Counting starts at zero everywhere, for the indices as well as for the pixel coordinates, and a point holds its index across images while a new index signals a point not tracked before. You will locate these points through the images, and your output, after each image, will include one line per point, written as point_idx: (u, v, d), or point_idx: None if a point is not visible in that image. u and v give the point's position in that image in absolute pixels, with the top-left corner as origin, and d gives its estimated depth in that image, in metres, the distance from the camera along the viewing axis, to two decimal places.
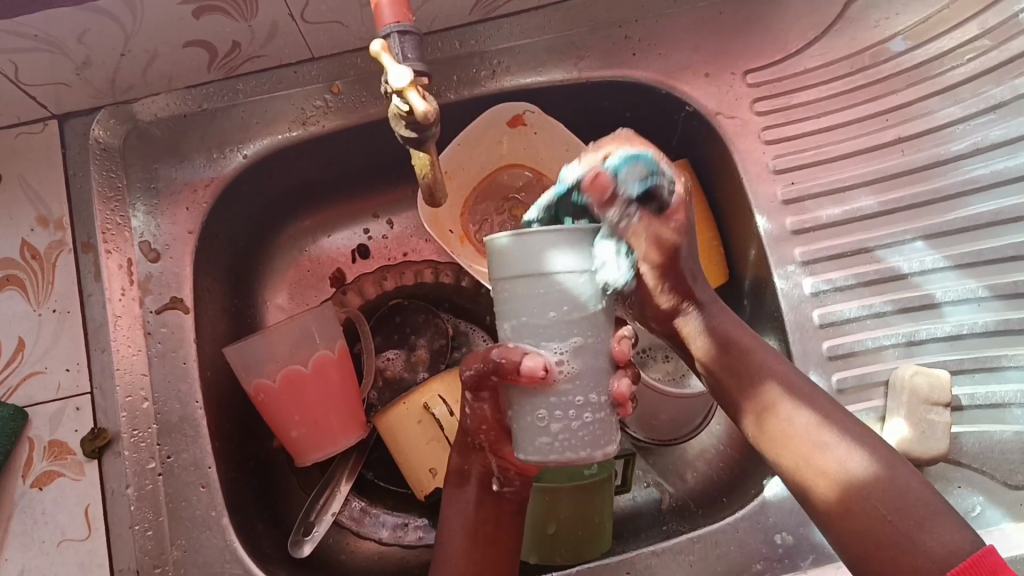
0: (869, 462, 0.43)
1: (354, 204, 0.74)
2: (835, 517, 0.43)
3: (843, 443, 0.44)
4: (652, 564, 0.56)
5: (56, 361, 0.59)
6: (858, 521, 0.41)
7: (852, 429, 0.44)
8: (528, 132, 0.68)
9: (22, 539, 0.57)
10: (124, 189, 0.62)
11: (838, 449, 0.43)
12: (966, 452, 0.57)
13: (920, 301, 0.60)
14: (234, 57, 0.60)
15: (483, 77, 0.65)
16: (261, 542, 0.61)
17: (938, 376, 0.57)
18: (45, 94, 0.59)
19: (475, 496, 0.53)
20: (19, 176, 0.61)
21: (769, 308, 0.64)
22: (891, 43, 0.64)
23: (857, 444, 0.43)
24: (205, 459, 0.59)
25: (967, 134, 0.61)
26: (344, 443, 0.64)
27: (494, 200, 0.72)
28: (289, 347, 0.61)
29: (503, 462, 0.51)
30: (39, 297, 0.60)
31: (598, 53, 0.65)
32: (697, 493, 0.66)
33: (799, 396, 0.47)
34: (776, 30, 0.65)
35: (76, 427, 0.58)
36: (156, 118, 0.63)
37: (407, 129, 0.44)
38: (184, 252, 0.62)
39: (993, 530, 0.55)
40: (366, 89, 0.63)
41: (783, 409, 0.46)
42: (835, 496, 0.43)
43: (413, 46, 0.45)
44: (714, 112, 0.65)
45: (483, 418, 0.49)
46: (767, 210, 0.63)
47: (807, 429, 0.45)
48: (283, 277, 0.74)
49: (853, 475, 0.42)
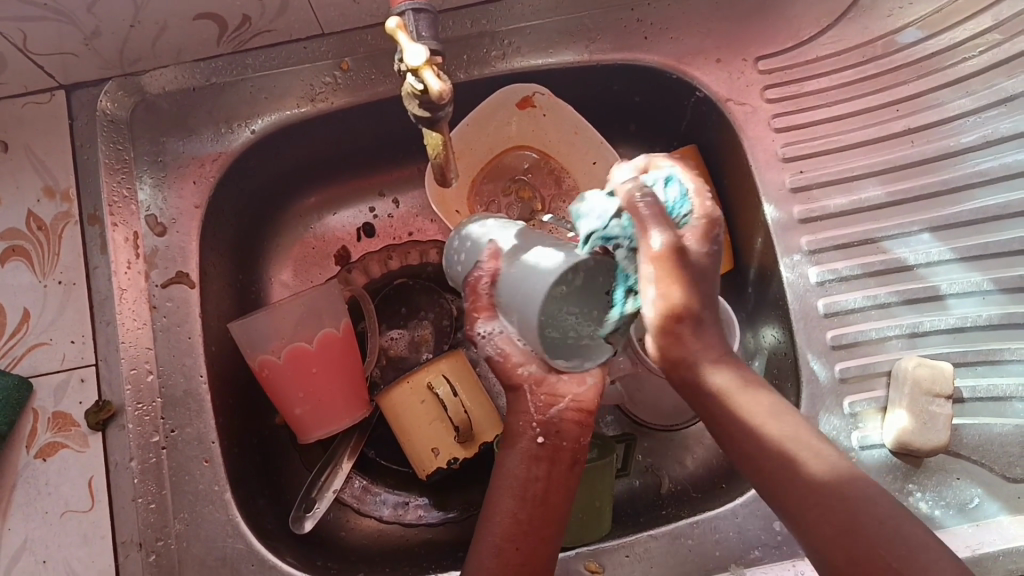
0: (788, 428, 0.42)
1: (360, 181, 0.74)
2: (759, 472, 0.42)
3: (773, 415, 0.42)
4: (649, 547, 0.57)
5: (61, 332, 0.59)
6: (806, 509, 0.40)
7: (769, 420, 0.42)
8: (537, 115, 0.68)
9: (25, 510, 0.57)
10: (131, 161, 0.62)
11: (764, 400, 0.43)
12: (965, 444, 0.57)
13: (925, 293, 0.60)
14: (243, 31, 0.60)
15: (493, 57, 0.64)
16: (262, 517, 0.61)
17: (941, 368, 0.56)
18: (52, 63, 0.59)
19: (524, 454, 0.50)
20: (25, 146, 0.61)
21: (775, 297, 0.64)
22: (901, 34, 0.64)
23: (771, 415, 0.42)
24: (208, 433, 0.59)
25: (977, 127, 0.61)
26: (348, 420, 0.64)
27: (500, 181, 0.72)
28: (293, 323, 0.61)
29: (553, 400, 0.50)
30: (45, 268, 0.60)
31: (609, 35, 0.64)
32: (696, 479, 0.67)
33: (745, 378, 0.44)
34: (789, 16, 0.64)
35: (80, 400, 0.58)
36: (164, 91, 0.62)
37: (421, 109, 0.44)
38: (191, 226, 0.62)
39: (991, 522, 0.55)
40: (376, 67, 0.63)
41: (742, 396, 0.43)
42: (778, 446, 0.41)
43: (428, 24, 0.46)
44: (724, 98, 0.65)
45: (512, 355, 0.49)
46: (775, 198, 0.63)
47: (777, 421, 0.42)
48: (288, 253, 0.73)
49: (784, 448, 0.41)
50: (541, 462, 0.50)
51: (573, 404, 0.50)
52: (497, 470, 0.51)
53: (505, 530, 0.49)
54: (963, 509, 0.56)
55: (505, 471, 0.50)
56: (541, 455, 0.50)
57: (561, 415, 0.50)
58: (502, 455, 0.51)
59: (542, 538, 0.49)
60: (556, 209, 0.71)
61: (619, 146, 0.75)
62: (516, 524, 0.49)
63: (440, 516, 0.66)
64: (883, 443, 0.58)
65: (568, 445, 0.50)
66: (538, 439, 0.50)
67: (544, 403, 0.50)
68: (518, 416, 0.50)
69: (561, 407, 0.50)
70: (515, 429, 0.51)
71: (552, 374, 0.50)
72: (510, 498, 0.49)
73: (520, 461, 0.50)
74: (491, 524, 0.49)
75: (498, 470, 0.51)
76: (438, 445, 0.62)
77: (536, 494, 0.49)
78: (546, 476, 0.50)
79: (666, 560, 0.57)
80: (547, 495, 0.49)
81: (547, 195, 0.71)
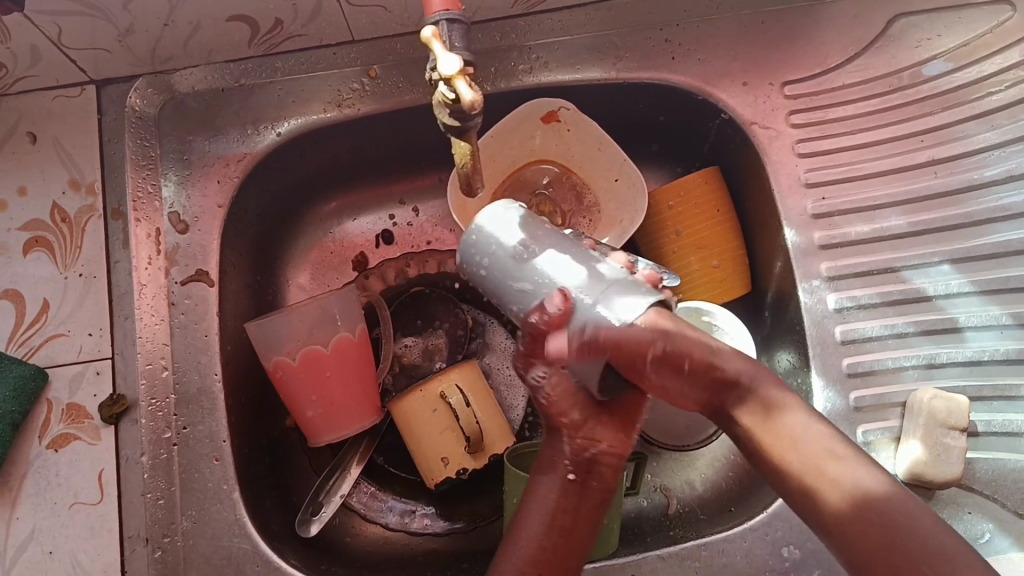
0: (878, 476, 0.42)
1: (382, 188, 0.74)
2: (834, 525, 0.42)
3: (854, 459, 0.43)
4: (656, 567, 0.57)
5: (80, 325, 0.60)
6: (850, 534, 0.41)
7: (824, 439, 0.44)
8: (562, 130, 0.69)
9: (34, 500, 0.57)
10: (157, 158, 0.62)
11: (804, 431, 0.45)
12: (978, 479, 0.57)
13: (943, 324, 0.60)
14: (275, 35, 0.61)
15: (520, 70, 0.65)
16: (270, 519, 0.61)
17: (957, 401, 0.56)
18: (84, 58, 0.60)
19: (554, 485, 0.51)
20: (53, 140, 0.62)
21: (792, 322, 0.64)
22: (928, 65, 0.63)
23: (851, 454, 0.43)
24: (219, 432, 0.59)
25: (1001, 161, 0.61)
26: (359, 426, 0.64)
27: (522, 194, 0.71)
28: (310, 326, 0.61)
29: (595, 442, 0.51)
30: (67, 261, 0.60)
31: (636, 54, 0.65)
32: (705, 501, 0.66)
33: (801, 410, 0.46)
34: (817, 43, 0.64)
35: (95, 392, 0.59)
36: (193, 90, 0.63)
37: (450, 117, 0.44)
38: (213, 224, 0.62)
39: (1001, 558, 0.55)
40: (404, 75, 0.63)
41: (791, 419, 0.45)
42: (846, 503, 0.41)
43: (461, 35, 0.46)
44: (748, 121, 0.65)
45: (563, 390, 0.50)
46: (796, 223, 0.63)
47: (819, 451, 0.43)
48: (307, 257, 0.74)
49: (864, 487, 0.41)
50: (571, 497, 0.51)
51: (608, 450, 0.51)
52: (527, 497, 0.52)
53: (529, 554, 0.49)
54: (974, 543, 0.55)
55: (536, 498, 0.51)
56: (570, 490, 0.51)
57: (596, 458, 0.51)
58: (533, 478, 0.52)
59: (563, 567, 0.49)
60: (576, 224, 0.71)
61: (640, 166, 0.76)
62: (541, 547, 0.49)
63: (446, 525, 0.66)
64: (895, 473, 0.57)
65: (599, 485, 0.52)
66: (571, 475, 0.51)
67: (580, 442, 0.51)
68: (552, 452, 0.52)
69: (595, 450, 0.51)
70: (549, 460, 0.52)
71: (590, 420, 0.51)
72: (538, 521, 0.50)
73: (551, 491, 0.51)
74: (523, 540, 0.50)
75: (532, 494, 0.52)
76: (448, 454, 0.62)
77: (562, 523, 0.50)
78: (575, 508, 0.51)
79: None
80: (574, 526, 0.50)
81: (567, 209, 0.71)
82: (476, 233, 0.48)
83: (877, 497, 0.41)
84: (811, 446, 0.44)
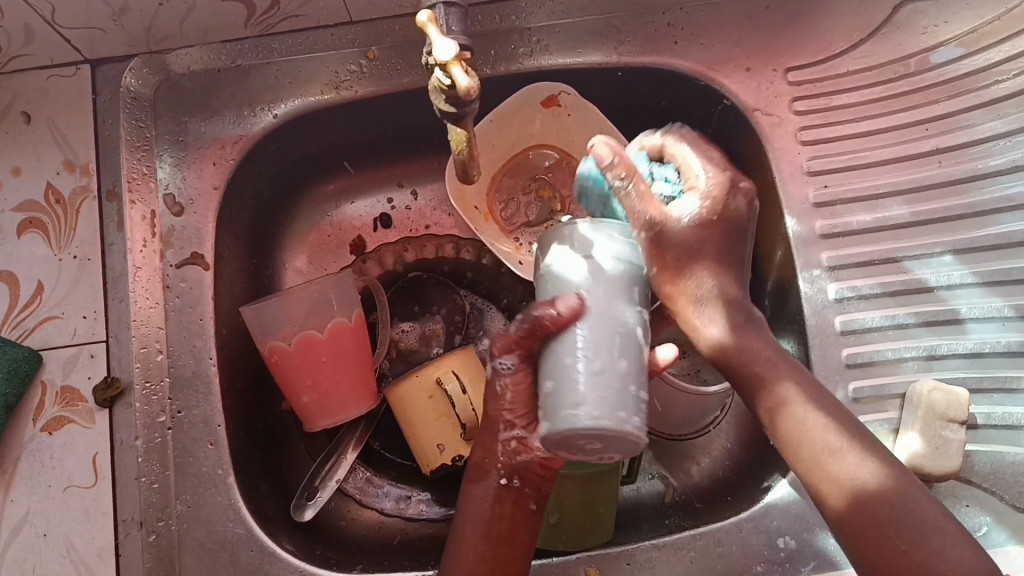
0: (878, 470, 0.44)
1: (380, 171, 0.73)
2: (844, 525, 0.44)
3: (854, 449, 0.44)
4: (652, 557, 0.56)
5: (74, 307, 0.59)
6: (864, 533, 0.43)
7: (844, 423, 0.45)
8: (562, 114, 0.67)
9: (29, 482, 0.57)
10: (152, 138, 0.61)
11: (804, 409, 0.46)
12: (976, 471, 0.56)
13: (944, 316, 0.59)
14: (272, 15, 0.60)
15: (521, 54, 0.64)
16: (265, 504, 0.61)
17: (957, 394, 0.56)
18: (79, 38, 0.59)
19: (490, 494, 0.52)
20: (47, 119, 0.61)
21: (791, 311, 0.64)
22: (936, 52, 0.62)
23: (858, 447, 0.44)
24: (214, 417, 0.59)
25: (1006, 151, 0.60)
26: (354, 412, 0.64)
27: (521, 179, 0.71)
28: (306, 310, 0.61)
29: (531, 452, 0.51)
30: (61, 242, 0.60)
31: (639, 38, 0.64)
32: (702, 490, 0.66)
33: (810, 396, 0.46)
34: (821, 28, 0.63)
35: (89, 375, 0.58)
36: (189, 71, 0.62)
37: (446, 103, 0.44)
38: (208, 208, 0.61)
39: (997, 551, 0.54)
40: (403, 57, 0.62)
41: (797, 406, 0.46)
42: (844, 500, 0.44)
43: (458, 18, 0.45)
44: (752, 108, 0.64)
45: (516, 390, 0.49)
46: (798, 211, 0.62)
47: (821, 429, 0.45)
48: (305, 240, 0.73)
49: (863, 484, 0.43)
50: (505, 504, 0.52)
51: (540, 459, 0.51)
52: (460, 507, 0.53)
53: (468, 563, 0.50)
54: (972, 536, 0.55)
55: (469, 510, 0.52)
56: (506, 496, 0.52)
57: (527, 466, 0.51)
58: (466, 485, 0.53)
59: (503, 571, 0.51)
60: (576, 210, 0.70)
61: None
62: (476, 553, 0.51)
63: (442, 511, 0.65)
64: None
65: (529, 492, 0.52)
66: (501, 480, 0.52)
67: (517, 449, 0.51)
68: (486, 453, 0.52)
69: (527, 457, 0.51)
70: (481, 465, 0.52)
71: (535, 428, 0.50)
72: (476, 526, 0.51)
73: (484, 501, 0.52)
74: (455, 555, 0.51)
75: (467, 502, 0.52)
76: (444, 441, 0.62)
77: (497, 533, 0.51)
78: (510, 516, 0.52)
79: (667, 569, 0.56)
80: (511, 534, 0.52)
81: (567, 195, 0.70)
82: (623, 436, 0.41)
83: (875, 490, 0.43)
84: (815, 434, 0.45)
